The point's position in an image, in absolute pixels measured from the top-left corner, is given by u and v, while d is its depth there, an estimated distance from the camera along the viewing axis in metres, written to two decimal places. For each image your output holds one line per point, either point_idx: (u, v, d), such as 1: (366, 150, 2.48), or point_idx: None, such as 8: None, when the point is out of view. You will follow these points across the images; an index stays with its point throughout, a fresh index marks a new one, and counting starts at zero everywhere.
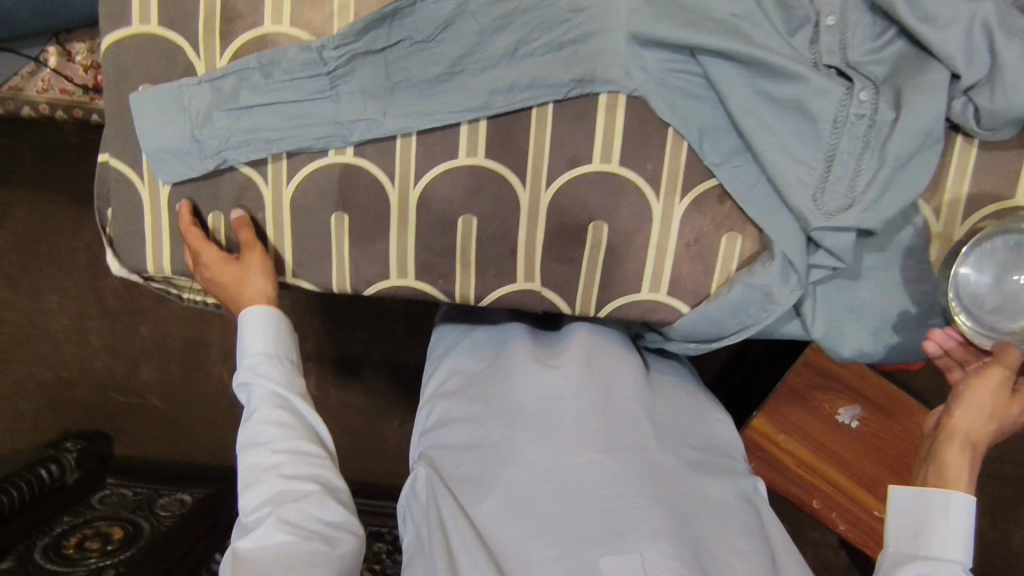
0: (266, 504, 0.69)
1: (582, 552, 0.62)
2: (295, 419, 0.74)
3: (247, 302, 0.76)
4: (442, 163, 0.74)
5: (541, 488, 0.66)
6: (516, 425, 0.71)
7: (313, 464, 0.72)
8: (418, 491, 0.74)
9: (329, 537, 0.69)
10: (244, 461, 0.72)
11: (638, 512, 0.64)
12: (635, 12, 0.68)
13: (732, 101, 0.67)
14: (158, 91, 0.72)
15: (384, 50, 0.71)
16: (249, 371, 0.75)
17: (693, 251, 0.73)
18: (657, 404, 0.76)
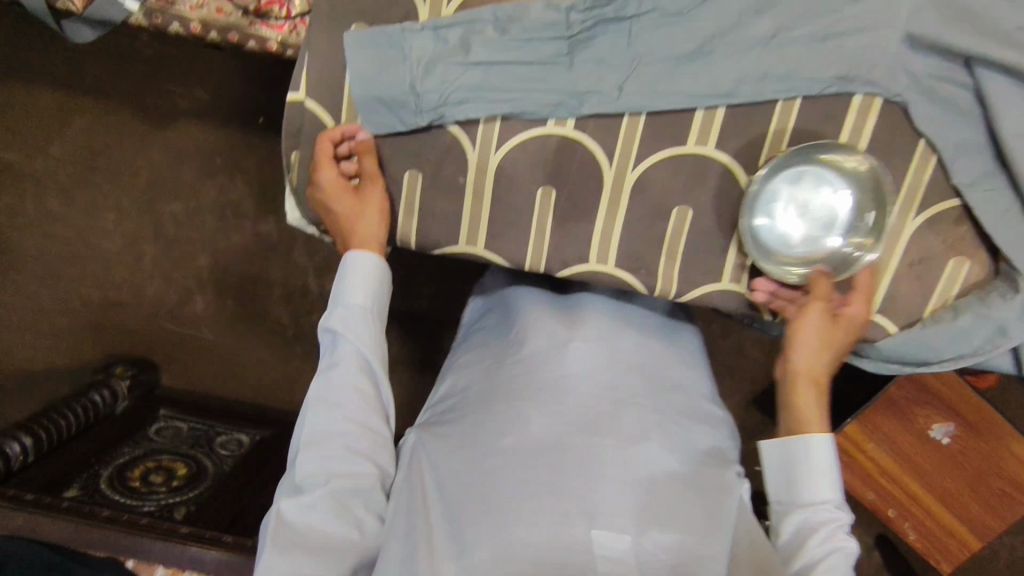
0: (323, 473, 0.62)
1: (570, 529, 0.59)
2: (374, 394, 0.66)
3: (354, 245, 0.68)
4: (669, 149, 0.69)
5: (536, 460, 0.62)
6: (520, 394, 0.66)
7: (379, 445, 0.65)
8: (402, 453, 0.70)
9: (366, 527, 0.63)
10: (309, 417, 0.64)
11: (629, 494, 0.61)
12: (916, 12, 0.63)
13: (1003, 122, 0.63)
14: (378, 33, 0.66)
15: (632, 19, 0.65)
16: (339, 322, 0.66)
17: (916, 270, 0.70)
18: (668, 394, 0.71)
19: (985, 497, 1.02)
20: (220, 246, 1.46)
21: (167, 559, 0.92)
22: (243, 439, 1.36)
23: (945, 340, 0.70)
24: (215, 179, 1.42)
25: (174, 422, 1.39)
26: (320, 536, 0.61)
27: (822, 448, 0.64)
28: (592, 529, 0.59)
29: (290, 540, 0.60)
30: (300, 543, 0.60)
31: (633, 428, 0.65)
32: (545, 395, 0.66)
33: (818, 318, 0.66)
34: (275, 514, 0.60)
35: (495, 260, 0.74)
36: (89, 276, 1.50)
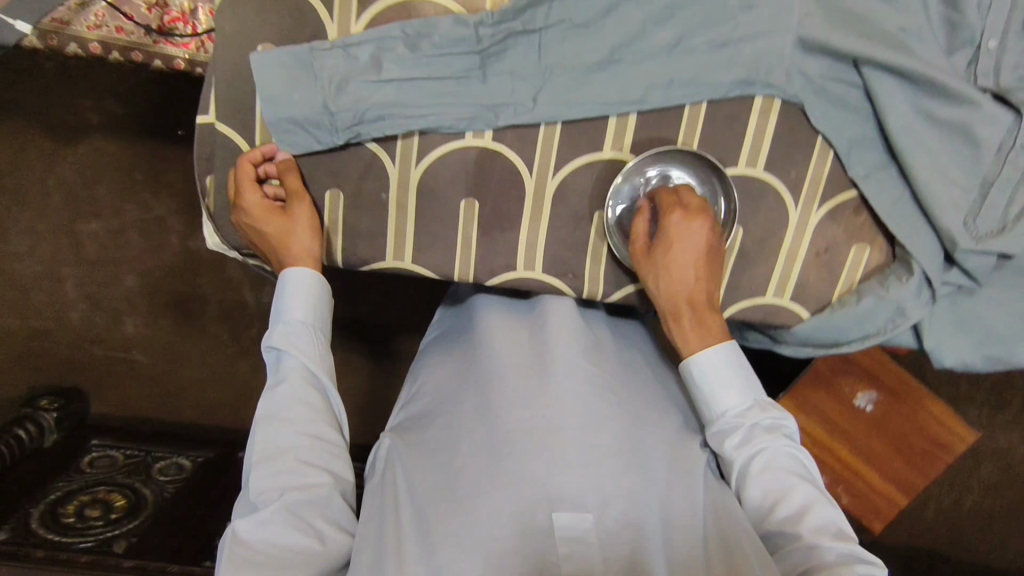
0: (275, 486, 0.59)
1: (532, 513, 0.59)
2: (324, 405, 0.64)
3: (291, 262, 0.67)
4: (585, 155, 0.71)
5: (499, 449, 0.63)
6: (488, 389, 0.67)
7: (333, 455, 0.63)
8: (379, 465, 0.70)
9: (327, 537, 0.61)
10: (258, 434, 0.61)
11: (593, 479, 0.61)
12: (806, 17, 0.66)
13: (893, 117, 0.68)
14: (284, 53, 0.65)
15: (540, 31, 0.66)
16: (281, 338, 0.64)
17: (823, 259, 0.74)
18: (632, 379, 0.71)
19: (909, 456, 1.10)
20: (148, 264, 1.41)
21: None
22: (185, 462, 1.31)
23: (850, 322, 0.74)
24: (135, 197, 1.37)
25: (111, 450, 1.33)
26: (280, 551, 0.58)
27: (720, 356, 0.65)
28: (553, 511, 0.59)
29: (247, 560, 0.57)
30: (255, 561, 0.57)
31: (600, 411, 0.65)
32: (513, 385, 0.67)
33: (642, 257, 0.68)
34: (230, 537, 0.57)
35: (426, 274, 0.75)
36: (7, 303, 1.42)
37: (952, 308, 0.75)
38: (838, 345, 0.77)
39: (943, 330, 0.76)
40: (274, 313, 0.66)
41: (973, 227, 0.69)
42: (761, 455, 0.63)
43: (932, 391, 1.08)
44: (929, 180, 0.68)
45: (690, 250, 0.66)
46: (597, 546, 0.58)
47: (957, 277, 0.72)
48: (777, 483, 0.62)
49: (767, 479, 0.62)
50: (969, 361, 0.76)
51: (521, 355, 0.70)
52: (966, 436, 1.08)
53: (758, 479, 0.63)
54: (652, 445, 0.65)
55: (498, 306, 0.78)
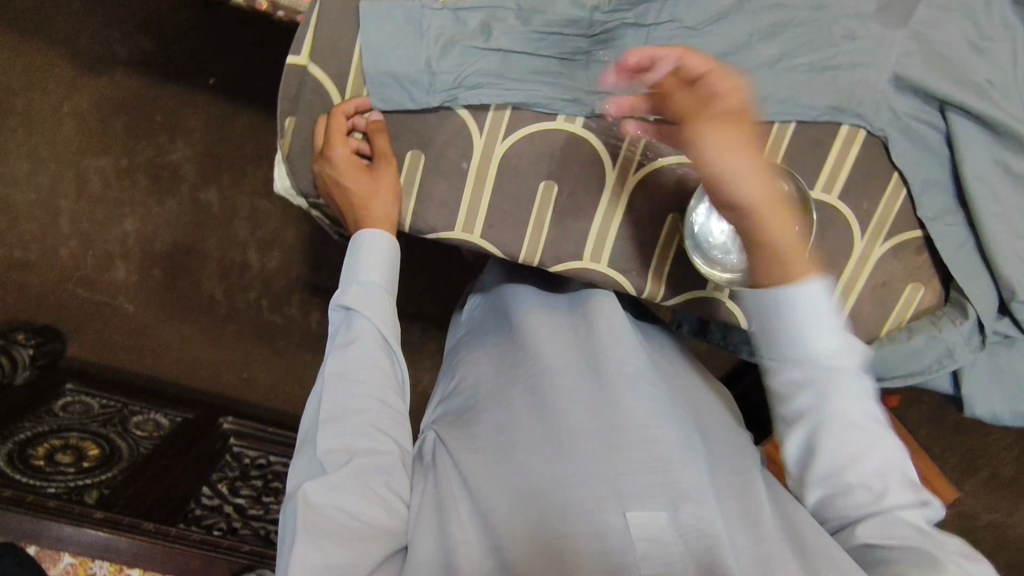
0: (345, 448, 0.60)
1: (602, 511, 0.60)
2: (392, 371, 0.66)
3: (370, 224, 0.67)
4: (670, 157, 0.71)
5: (561, 450, 0.64)
6: (546, 386, 0.68)
7: (398, 423, 0.64)
8: (426, 457, 0.72)
9: (390, 506, 0.61)
10: (329, 394, 0.62)
11: (656, 479, 0.62)
12: (906, 55, 0.68)
13: (971, 164, 0.70)
14: (397, 6, 0.65)
15: (650, 26, 0.67)
16: (355, 297, 0.66)
17: (880, 291, 0.75)
18: (671, 385, 0.74)
19: None
20: (153, 211, 1.35)
21: (74, 546, 0.92)
22: (163, 420, 1.26)
23: (898, 357, 0.75)
24: (152, 140, 1.33)
25: (84, 398, 1.25)
26: (350, 521, 0.57)
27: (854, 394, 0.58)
28: (627, 511, 0.60)
29: (319, 527, 0.56)
30: (329, 530, 0.56)
31: (654, 413, 0.67)
32: (569, 386, 0.68)
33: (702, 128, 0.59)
34: (302, 500, 0.56)
35: (490, 250, 0.73)
36: None
37: (991, 357, 0.78)
38: (880, 380, 0.78)
39: (981, 378, 0.78)
40: (348, 272, 0.67)
41: None
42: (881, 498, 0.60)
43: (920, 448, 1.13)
44: (996, 229, 0.70)
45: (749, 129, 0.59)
46: (678, 553, 0.59)
47: (1006, 327, 0.74)
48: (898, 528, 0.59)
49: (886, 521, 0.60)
50: (998, 411, 0.79)
51: (570, 356, 0.72)
52: (948, 493, 1.14)
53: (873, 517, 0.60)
54: (704, 455, 0.67)
55: (536, 299, 0.80)
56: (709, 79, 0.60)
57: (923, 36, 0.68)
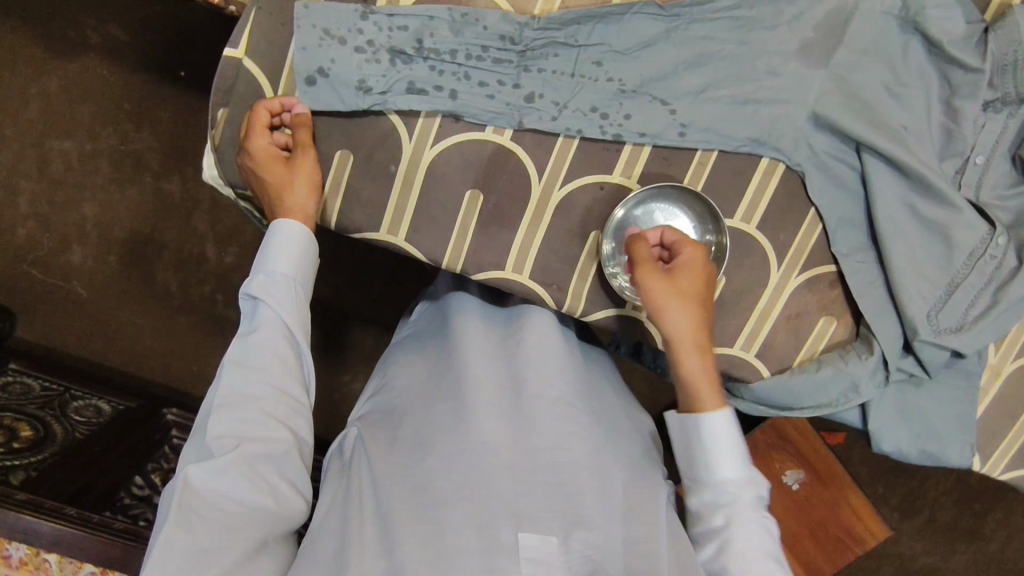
0: (234, 434, 0.60)
1: (497, 528, 0.60)
2: (293, 360, 0.65)
3: (282, 214, 0.68)
4: (594, 176, 0.73)
5: (470, 463, 0.62)
6: (466, 397, 0.67)
7: (295, 413, 0.64)
8: (346, 454, 0.70)
9: (281, 496, 0.61)
10: (224, 379, 0.62)
11: (557, 501, 0.62)
12: (824, 95, 0.71)
13: (883, 203, 0.72)
14: (331, 6, 0.67)
15: (579, 47, 0.69)
16: (259, 287, 0.65)
17: (791, 323, 0.77)
18: (595, 399, 0.73)
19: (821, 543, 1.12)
20: (113, 198, 1.34)
21: None
22: (104, 407, 1.25)
23: (808, 388, 0.77)
24: (116, 127, 1.32)
25: (24, 378, 1.23)
26: (230, 506, 0.58)
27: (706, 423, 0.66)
28: (519, 530, 0.60)
29: (193, 511, 0.56)
30: (205, 513, 0.57)
31: (566, 430, 0.66)
32: (488, 399, 0.67)
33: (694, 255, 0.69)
34: (181, 484, 0.56)
35: (415, 254, 0.75)
36: None
37: (899, 395, 0.80)
38: (791, 408, 0.79)
39: (888, 415, 0.79)
40: (258, 261, 0.67)
41: (934, 321, 0.73)
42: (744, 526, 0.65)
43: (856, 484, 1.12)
44: (903, 270, 0.72)
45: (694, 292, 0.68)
46: (560, 567, 0.59)
47: (910, 365, 0.76)
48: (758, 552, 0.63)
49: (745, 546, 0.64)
50: (904, 448, 0.80)
51: (493, 368, 0.71)
52: (878, 533, 1.10)
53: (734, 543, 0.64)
54: (610, 472, 0.67)
55: (475, 309, 0.80)
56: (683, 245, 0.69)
57: (842, 77, 0.70)
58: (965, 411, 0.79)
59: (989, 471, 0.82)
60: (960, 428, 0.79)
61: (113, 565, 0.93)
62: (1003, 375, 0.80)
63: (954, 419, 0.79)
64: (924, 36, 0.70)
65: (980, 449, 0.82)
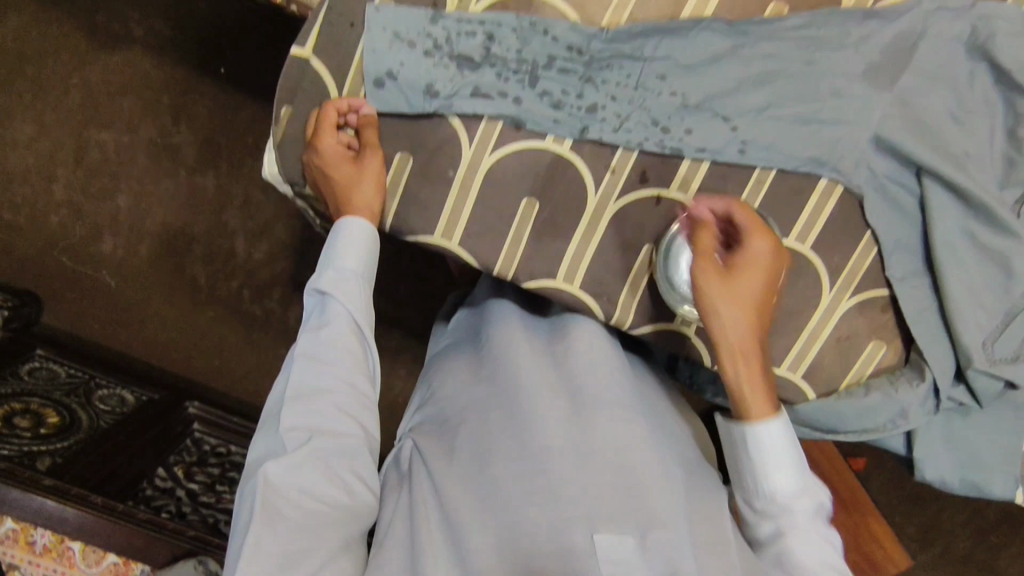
0: (307, 427, 0.60)
1: (568, 529, 0.61)
2: (361, 356, 0.66)
3: (348, 213, 0.69)
4: (651, 189, 0.73)
5: (532, 470, 0.64)
6: (523, 403, 0.68)
7: (364, 408, 0.64)
8: (403, 464, 0.75)
9: (354, 492, 0.61)
10: (296, 372, 0.63)
11: (627, 500, 0.63)
12: (889, 118, 0.70)
13: (941, 229, 0.72)
14: (402, 10, 0.67)
15: (646, 60, 0.69)
16: (329, 282, 0.67)
17: (841, 345, 0.77)
18: (648, 405, 0.74)
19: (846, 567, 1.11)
20: (148, 189, 1.35)
21: (20, 510, 0.89)
22: (128, 397, 1.26)
23: (854, 412, 0.77)
24: (154, 120, 1.33)
25: (50, 364, 1.24)
26: (308, 501, 0.57)
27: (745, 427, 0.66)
28: (594, 533, 0.60)
29: (275, 507, 0.55)
30: (286, 511, 0.56)
31: (625, 431, 0.67)
32: (547, 403, 0.68)
33: None
34: (262, 478, 0.56)
35: (466, 260, 0.75)
36: None
37: (944, 422, 0.79)
38: (836, 432, 0.79)
39: (931, 441, 0.79)
40: (323, 259, 0.68)
41: (989, 350, 0.73)
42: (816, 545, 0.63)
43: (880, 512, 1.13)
44: (959, 299, 0.72)
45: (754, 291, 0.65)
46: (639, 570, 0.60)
47: (961, 395, 0.75)
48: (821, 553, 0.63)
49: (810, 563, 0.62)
50: (944, 476, 0.80)
51: (547, 372, 0.72)
52: (901, 564, 1.09)
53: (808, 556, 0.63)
54: (675, 477, 0.67)
55: (516, 316, 0.81)
56: (750, 233, 0.66)
57: (907, 102, 0.70)
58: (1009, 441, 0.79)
59: None
60: (1003, 458, 0.79)
61: (134, 554, 0.94)
62: None
63: (997, 448, 0.79)
64: (991, 63, 0.69)
65: None
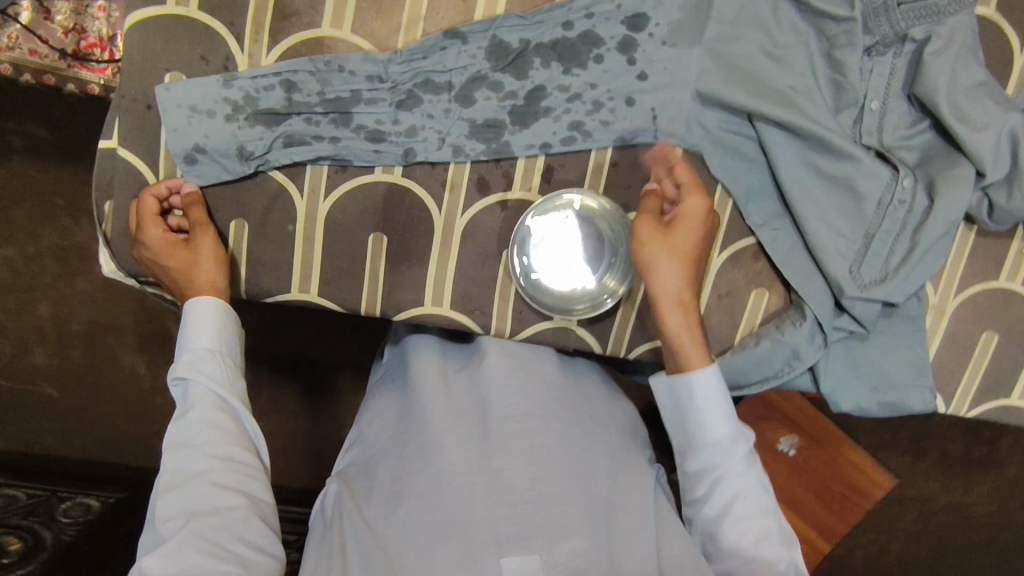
0: (184, 513, 0.58)
1: (477, 556, 0.57)
2: (237, 428, 0.63)
3: (194, 293, 0.67)
4: (494, 196, 0.72)
5: (440, 499, 0.60)
6: (433, 427, 0.64)
7: (248, 476, 0.61)
8: (328, 514, 0.66)
9: (247, 560, 0.57)
10: (165, 464, 0.60)
11: (536, 516, 0.60)
12: (704, 72, 0.70)
13: (784, 169, 0.71)
14: (190, 83, 0.66)
15: (449, 72, 0.69)
16: (185, 367, 0.64)
17: (724, 302, 0.76)
18: (572, 397, 0.70)
19: (830, 501, 0.99)
20: (66, 292, 1.20)
21: None
22: (93, 502, 1.08)
23: (751, 364, 0.76)
24: (56, 222, 1.18)
25: (11, 490, 1.10)
26: None
27: (697, 410, 0.64)
28: (499, 557, 0.57)
29: None
30: None
31: (535, 444, 0.63)
32: (452, 428, 0.64)
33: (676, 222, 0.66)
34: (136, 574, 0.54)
35: (331, 307, 0.74)
36: None
37: (845, 353, 0.77)
38: (739, 387, 0.78)
39: (838, 374, 0.77)
40: (179, 344, 0.66)
41: (856, 276, 0.73)
42: (739, 477, 0.63)
43: (853, 442, 0.98)
44: (817, 230, 0.72)
45: (685, 256, 0.66)
46: None
47: (847, 323, 0.75)
48: (725, 434, 0.63)
49: (705, 404, 0.64)
50: (861, 405, 0.77)
51: (457, 399, 0.68)
52: (885, 483, 0.97)
53: (740, 507, 0.62)
54: (586, 476, 0.63)
55: (429, 343, 0.75)
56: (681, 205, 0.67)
57: (719, 53, 0.69)
58: (913, 354, 0.78)
59: (956, 410, 0.82)
60: (909, 372, 0.78)
61: None
62: (947, 313, 0.79)
63: (903, 363, 0.78)
64: None
65: (940, 390, 0.81)
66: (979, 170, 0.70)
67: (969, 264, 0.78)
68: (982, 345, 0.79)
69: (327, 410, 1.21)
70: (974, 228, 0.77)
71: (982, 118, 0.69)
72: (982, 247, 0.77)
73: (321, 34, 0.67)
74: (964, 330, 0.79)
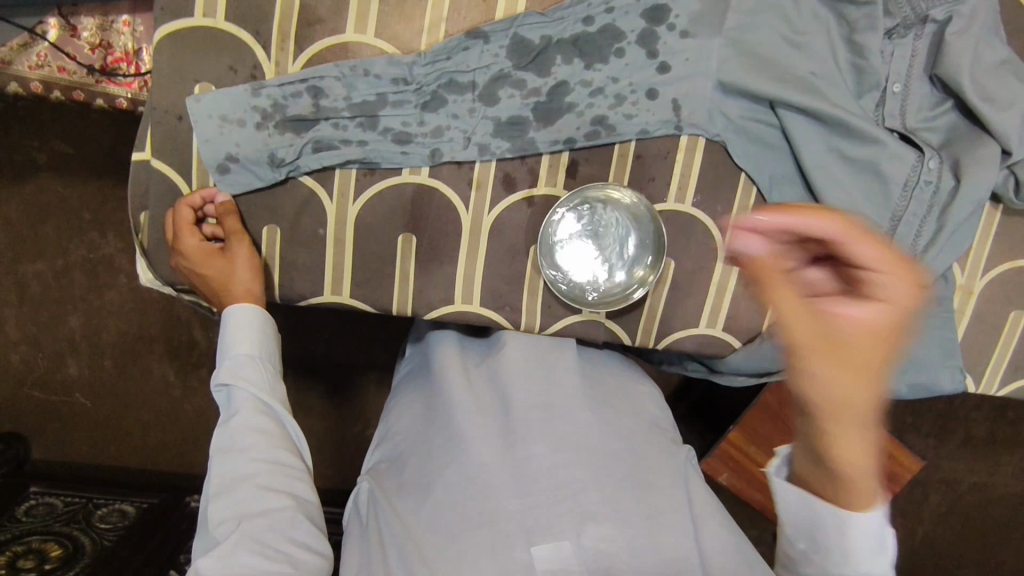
0: (236, 515, 0.59)
1: (507, 544, 0.57)
2: (278, 430, 0.64)
3: (232, 301, 0.68)
4: (521, 192, 0.73)
5: (469, 490, 0.61)
6: (460, 422, 0.65)
7: (292, 478, 0.63)
8: (362, 513, 0.67)
9: (296, 558, 0.59)
10: (214, 468, 0.61)
11: (566, 502, 0.60)
12: (726, 61, 0.70)
13: (809, 154, 0.72)
14: (221, 93, 0.67)
15: (473, 71, 0.69)
16: (228, 373, 0.65)
17: (751, 290, 0.77)
18: (598, 389, 0.70)
19: None
20: (95, 303, 1.23)
21: None
22: (129, 509, 1.11)
23: (780, 350, 0.77)
24: (83, 235, 1.20)
25: (49, 498, 1.11)
26: None
27: None
28: (531, 544, 0.58)
29: None
30: None
31: (564, 434, 0.64)
32: (479, 421, 0.65)
33: None
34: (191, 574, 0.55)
35: (362, 308, 0.75)
36: None
37: None
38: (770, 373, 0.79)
39: None
40: (219, 352, 0.67)
41: None
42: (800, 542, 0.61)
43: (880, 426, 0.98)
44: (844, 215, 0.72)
45: None
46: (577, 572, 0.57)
47: None
48: None
49: None
50: (892, 388, 0.78)
51: (483, 393, 0.69)
52: (912, 465, 0.98)
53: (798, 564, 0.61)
54: (615, 462, 0.63)
55: (454, 341, 0.76)
56: None
57: (740, 42, 0.70)
58: (940, 335, 0.78)
59: (987, 389, 0.82)
60: (938, 352, 0.78)
61: None
62: (975, 294, 0.79)
63: (932, 344, 0.78)
64: None
65: (970, 369, 0.81)
66: (1005, 149, 0.70)
67: (996, 243, 0.78)
68: (1011, 324, 0.79)
69: (354, 411, 1.22)
70: (999, 207, 0.77)
71: (1007, 97, 0.69)
72: (1008, 225, 0.77)
73: (346, 39, 0.68)
74: (993, 308, 0.79)
